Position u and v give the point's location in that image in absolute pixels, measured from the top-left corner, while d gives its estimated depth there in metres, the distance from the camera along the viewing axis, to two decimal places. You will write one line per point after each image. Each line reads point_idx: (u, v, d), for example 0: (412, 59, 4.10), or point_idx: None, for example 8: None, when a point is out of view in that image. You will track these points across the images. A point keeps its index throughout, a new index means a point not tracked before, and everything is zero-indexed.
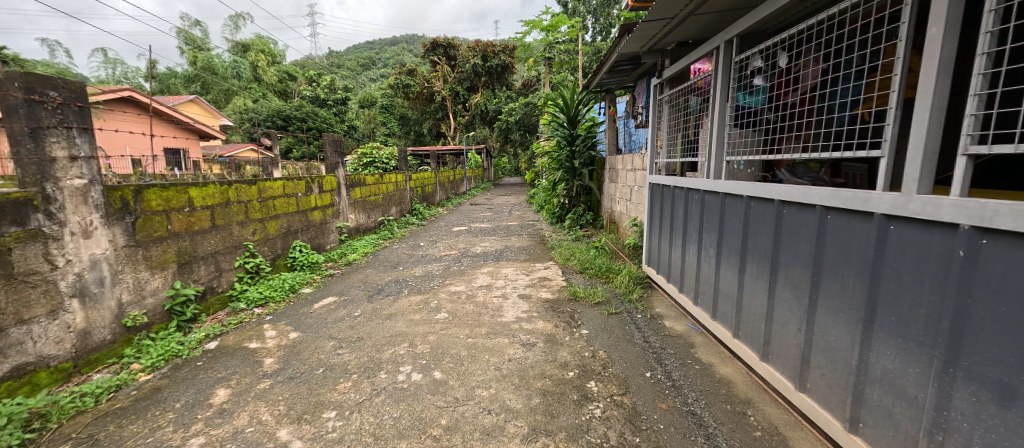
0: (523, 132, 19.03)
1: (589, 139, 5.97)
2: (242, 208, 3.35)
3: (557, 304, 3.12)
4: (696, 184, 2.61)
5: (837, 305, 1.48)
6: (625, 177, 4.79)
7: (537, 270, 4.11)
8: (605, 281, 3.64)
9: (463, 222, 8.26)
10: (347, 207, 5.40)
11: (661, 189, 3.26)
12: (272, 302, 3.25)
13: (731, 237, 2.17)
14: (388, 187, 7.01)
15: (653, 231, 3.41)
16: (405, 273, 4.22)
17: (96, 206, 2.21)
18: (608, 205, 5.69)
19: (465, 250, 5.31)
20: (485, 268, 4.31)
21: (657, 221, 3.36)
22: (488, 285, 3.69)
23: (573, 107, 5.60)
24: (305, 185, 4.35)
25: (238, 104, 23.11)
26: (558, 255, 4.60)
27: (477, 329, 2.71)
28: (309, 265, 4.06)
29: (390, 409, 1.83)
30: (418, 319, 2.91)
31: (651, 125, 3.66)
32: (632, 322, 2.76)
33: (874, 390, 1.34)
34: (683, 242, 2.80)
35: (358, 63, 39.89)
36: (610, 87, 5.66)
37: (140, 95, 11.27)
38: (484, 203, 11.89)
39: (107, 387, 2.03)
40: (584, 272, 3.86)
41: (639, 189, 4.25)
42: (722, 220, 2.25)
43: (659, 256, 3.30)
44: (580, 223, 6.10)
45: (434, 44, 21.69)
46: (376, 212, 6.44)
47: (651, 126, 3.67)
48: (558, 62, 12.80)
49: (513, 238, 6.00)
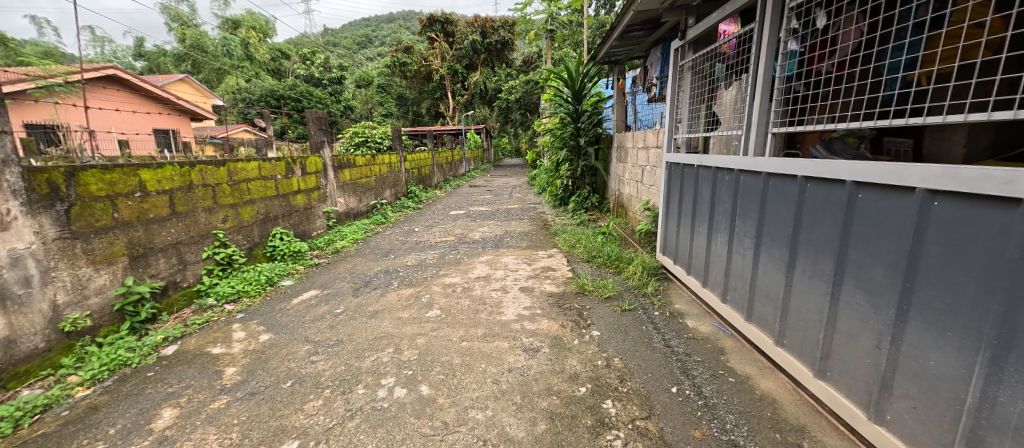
0: (523, 112, 18.43)
1: (595, 116, 5.54)
2: (209, 193, 2.98)
3: (564, 299, 2.78)
4: (725, 163, 2.22)
5: (943, 321, 1.13)
6: (636, 157, 4.40)
7: (540, 259, 3.77)
8: (615, 271, 3.30)
9: (461, 205, 7.89)
10: (335, 190, 5.02)
11: (681, 169, 2.87)
12: (245, 297, 2.93)
13: (773, 228, 1.80)
14: (381, 168, 6.62)
15: (670, 216, 3.05)
16: (396, 263, 3.89)
17: (14, 192, 1.86)
18: (615, 187, 5.32)
19: (462, 236, 4.97)
20: (484, 256, 3.97)
21: (674, 205, 2.99)
22: (487, 276, 3.34)
23: (578, 80, 5.20)
24: (285, 166, 3.95)
25: (231, 84, 22.46)
26: (563, 242, 4.24)
27: (473, 329, 2.38)
28: (291, 254, 3.73)
29: (365, 439, 1.51)
30: (407, 317, 2.58)
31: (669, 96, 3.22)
32: (649, 321, 2.43)
33: (1002, 439, 1.01)
34: (707, 231, 2.44)
35: (354, 41, 38.76)
36: (619, 59, 5.20)
37: (119, 73, 10.87)
38: (483, 185, 11.50)
39: (31, 408, 1.72)
40: (592, 262, 3.54)
41: (652, 169, 3.87)
42: (762, 204, 1.88)
43: (677, 246, 2.94)
44: (584, 206, 5.72)
45: (431, 20, 20.85)
46: (369, 195, 6.06)
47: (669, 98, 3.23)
48: (560, 36, 12.18)
49: (513, 223, 5.65)
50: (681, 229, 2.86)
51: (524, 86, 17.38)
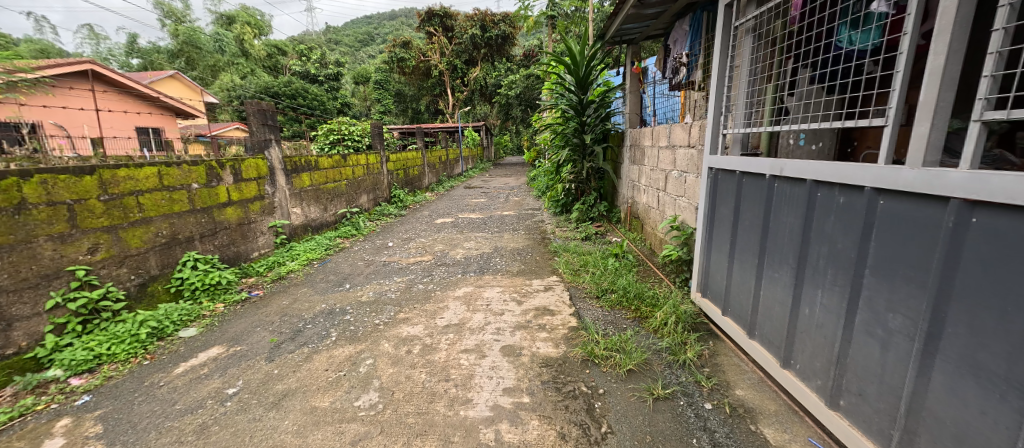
0: (525, 108, 17.48)
1: (602, 109, 4.61)
2: (60, 214, 2.13)
3: (565, 372, 1.89)
4: (840, 176, 1.31)
5: None
6: (656, 159, 3.48)
7: (534, 293, 2.87)
8: (636, 318, 2.41)
9: (450, 211, 7.01)
10: (287, 199, 4.13)
11: (735, 179, 1.97)
12: (108, 364, 2.05)
13: (987, 318, 0.94)
14: (354, 171, 5.73)
15: (718, 245, 2.15)
16: (347, 297, 3.00)
17: None
18: (628, 194, 4.42)
19: (442, 255, 4.08)
20: (463, 288, 3.08)
21: (723, 230, 2.09)
22: (460, 324, 2.45)
23: (583, 65, 4.31)
24: (204, 172, 3.05)
25: (223, 81, 21.67)
26: (564, 266, 3.34)
27: (418, 441, 1.50)
28: (209, 289, 2.84)
29: None
30: (326, 408, 1.70)
31: (713, 71, 2.18)
32: (698, 422, 1.54)
33: None
34: (790, 282, 1.56)
35: (354, 38, 37.84)
36: (633, 37, 4.22)
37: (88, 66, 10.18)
38: (480, 186, 10.60)
39: None
40: (603, 302, 2.66)
41: (679, 175, 2.98)
42: (952, 265, 1.01)
43: (724, 286, 2.07)
44: (590, 216, 4.82)
45: (430, 14, 19.91)
46: (338, 203, 5.18)
47: (713, 73, 2.18)
48: (565, 24, 11.19)
49: (507, 236, 4.76)
50: (733, 264, 1.98)
51: (525, 81, 16.48)
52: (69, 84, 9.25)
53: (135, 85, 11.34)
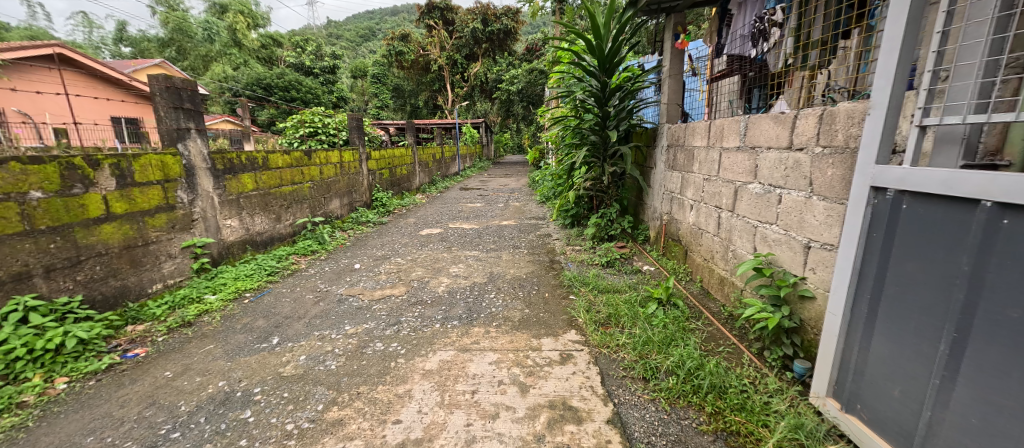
0: (527, 105, 16.49)
1: (629, 100, 3.59)
2: None
3: None
4: None
5: None
6: (715, 164, 2.47)
7: (546, 369, 1.88)
8: (721, 437, 1.43)
9: (440, 218, 5.99)
10: (216, 209, 3.12)
11: (963, 217, 1.00)
12: None
13: None
14: (323, 171, 4.72)
15: (879, 326, 1.21)
16: (263, 367, 1.99)
17: None
18: (661, 207, 3.42)
19: (419, 286, 3.07)
20: (439, 351, 2.07)
21: (899, 303, 1.15)
22: (424, 440, 1.46)
23: (608, 43, 3.34)
24: (56, 174, 2.13)
25: (212, 72, 20.63)
26: (586, 316, 2.34)
27: None
28: (45, 356, 1.88)
29: None
30: None
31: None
32: None
33: None
34: None
35: (354, 31, 36.74)
36: (678, 2, 3.15)
37: (51, 50, 9.29)
38: (478, 188, 9.59)
39: None
40: (657, 393, 1.67)
41: (763, 191, 1.98)
42: None
43: (906, 410, 1.14)
44: (610, 233, 3.82)
45: (430, 6, 18.92)
46: (296, 211, 4.17)
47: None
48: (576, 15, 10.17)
49: (507, 258, 3.76)
50: (947, 381, 1.04)
51: (528, 75, 15.35)
52: (28, 68, 8.35)
53: (112, 73, 10.45)
